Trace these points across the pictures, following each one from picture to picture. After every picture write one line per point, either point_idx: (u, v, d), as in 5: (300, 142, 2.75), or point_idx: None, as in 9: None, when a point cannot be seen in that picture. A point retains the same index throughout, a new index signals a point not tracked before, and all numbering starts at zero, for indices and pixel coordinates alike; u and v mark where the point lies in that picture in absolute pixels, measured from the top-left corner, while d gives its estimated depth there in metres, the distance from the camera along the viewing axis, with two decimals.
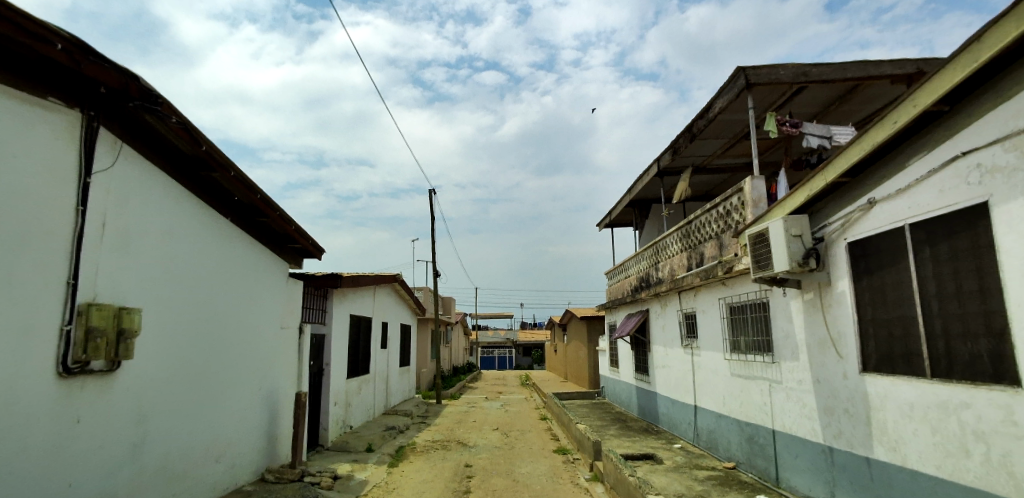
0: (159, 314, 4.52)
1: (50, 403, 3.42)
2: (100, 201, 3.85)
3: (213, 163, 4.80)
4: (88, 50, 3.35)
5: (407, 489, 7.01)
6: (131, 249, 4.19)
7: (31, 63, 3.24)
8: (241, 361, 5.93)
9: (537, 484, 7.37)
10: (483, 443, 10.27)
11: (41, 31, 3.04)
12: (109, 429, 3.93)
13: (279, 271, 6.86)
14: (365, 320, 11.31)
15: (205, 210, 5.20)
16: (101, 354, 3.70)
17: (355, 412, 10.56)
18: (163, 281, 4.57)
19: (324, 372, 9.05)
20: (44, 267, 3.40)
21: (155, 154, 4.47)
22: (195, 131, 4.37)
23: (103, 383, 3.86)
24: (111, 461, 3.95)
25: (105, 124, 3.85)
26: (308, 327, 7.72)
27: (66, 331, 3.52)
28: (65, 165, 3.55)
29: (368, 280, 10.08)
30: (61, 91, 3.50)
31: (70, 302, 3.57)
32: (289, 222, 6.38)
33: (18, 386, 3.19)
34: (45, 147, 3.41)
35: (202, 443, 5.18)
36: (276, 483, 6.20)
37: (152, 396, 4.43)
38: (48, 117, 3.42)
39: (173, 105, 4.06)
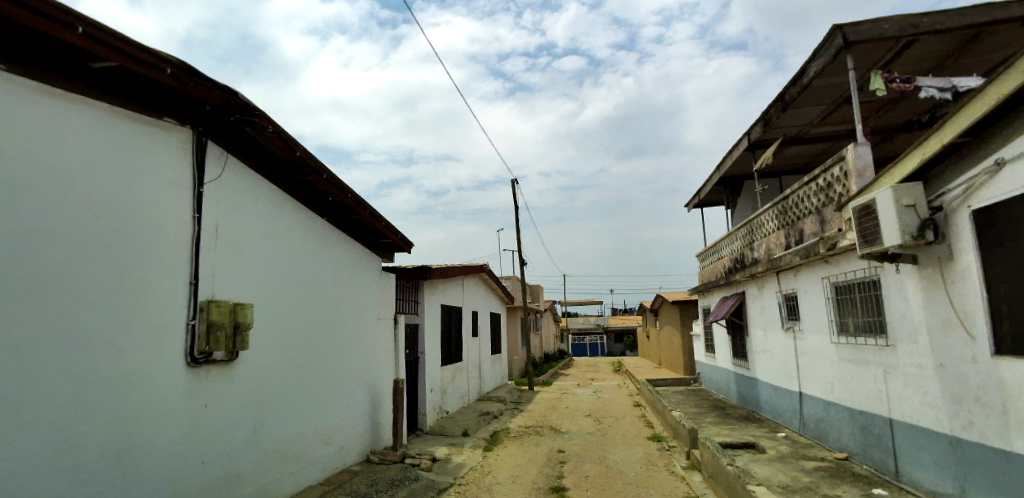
0: (268, 310, 4.98)
1: (182, 391, 3.93)
2: (213, 209, 4.34)
3: (307, 168, 5.20)
4: (192, 73, 3.80)
5: (503, 472, 7.24)
6: (243, 255, 4.69)
7: (146, 89, 3.70)
8: (345, 352, 6.41)
9: (631, 472, 7.31)
10: (575, 429, 10.34)
11: (154, 59, 3.50)
12: (232, 414, 4.44)
13: (372, 265, 7.31)
14: (456, 310, 11.72)
15: (304, 212, 5.66)
16: (221, 346, 4.19)
17: (451, 398, 11.05)
18: (270, 280, 5.04)
19: (420, 360, 9.51)
20: (166, 269, 3.87)
21: (258, 165, 4.93)
22: (289, 138, 4.79)
23: (225, 371, 4.37)
24: (235, 442, 4.46)
25: (213, 139, 4.32)
26: (402, 317, 8.15)
27: (191, 325, 4.01)
28: (183, 177, 4.04)
29: (455, 271, 10.45)
30: (174, 112, 3.96)
31: (193, 300, 4.05)
32: (379, 219, 6.78)
33: (155, 376, 3.71)
34: (166, 163, 3.90)
35: (313, 427, 5.67)
36: (381, 464, 6.67)
37: (267, 384, 4.92)
38: (165, 135, 3.90)
39: (269, 116, 4.48)
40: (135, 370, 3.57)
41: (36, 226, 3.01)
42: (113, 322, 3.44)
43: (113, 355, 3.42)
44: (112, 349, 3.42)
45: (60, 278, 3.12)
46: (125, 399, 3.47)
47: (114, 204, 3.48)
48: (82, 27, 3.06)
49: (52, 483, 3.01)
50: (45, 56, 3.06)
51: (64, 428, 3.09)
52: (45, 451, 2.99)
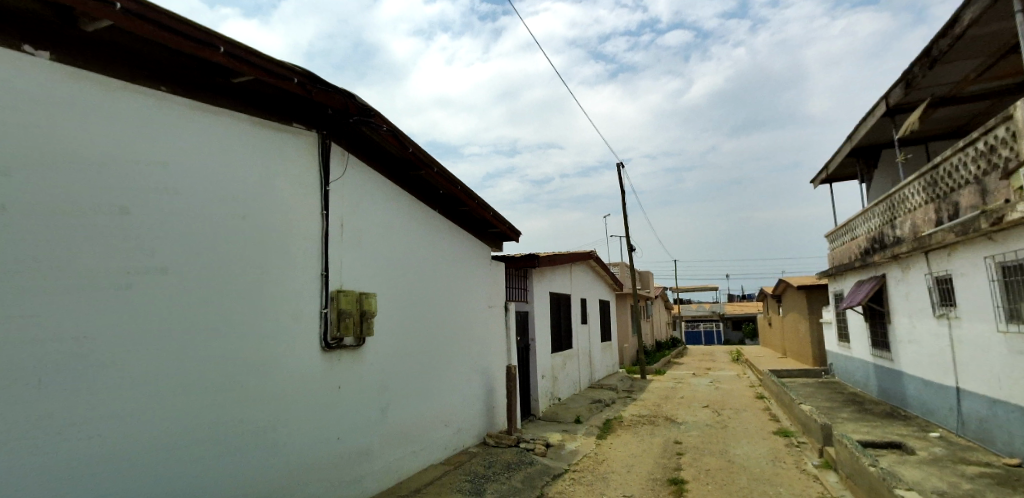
0: (390, 300, 5.39)
1: (318, 372, 4.40)
2: (338, 206, 4.76)
3: (419, 163, 5.51)
4: (316, 80, 4.19)
5: (617, 461, 7.20)
6: (366, 248, 5.10)
7: (277, 98, 4.15)
8: (460, 338, 6.74)
9: (755, 467, 6.91)
10: (692, 420, 9.97)
11: (283, 71, 3.91)
12: (361, 394, 4.88)
13: (483, 254, 7.58)
14: (564, 298, 11.79)
15: (418, 206, 6.01)
16: (350, 332, 4.62)
17: (563, 385, 11.17)
18: (391, 271, 5.44)
19: (531, 346, 9.70)
20: (301, 262, 4.33)
21: (377, 162, 5.31)
22: (402, 135, 5.10)
23: (353, 355, 4.80)
24: (364, 420, 4.91)
25: (336, 140, 4.73)
26: (512, 305, 8.36)
27: (323, 313, 4.47)
28: (311, 178, 4.48)
29: (563, 259, 10.49)
30: (302, 118, 4.40)
31: (324, 290, 4.50)
32: (487, 209, 7.00)
33: (294, 359, 4.19)
34: (297, 166, 4.34)
35: (433, 409, 6.05)
36: (497, 447, 6.95)
37: (391, 368, 5.34)
38: (295, 139, 4.34)
39: (383, 116, 4.81)
40: (277, 351, 4.06)
41: (194, 228, 3.52)
42: (258, 309, 3.93)
43: (260, 339, 3.92)
44: (257, 334, 3.91)
45: (215, 272, 3.64)
46: (270, 377, 3.98)
47: (256, 205, 3.96)
48: (223, 47, 3.50)
49: (213, 447, 3.55)
50: (194, 76, 3.57)
51: (223, 401, 3.63)
52: (207, 420, 3.52)
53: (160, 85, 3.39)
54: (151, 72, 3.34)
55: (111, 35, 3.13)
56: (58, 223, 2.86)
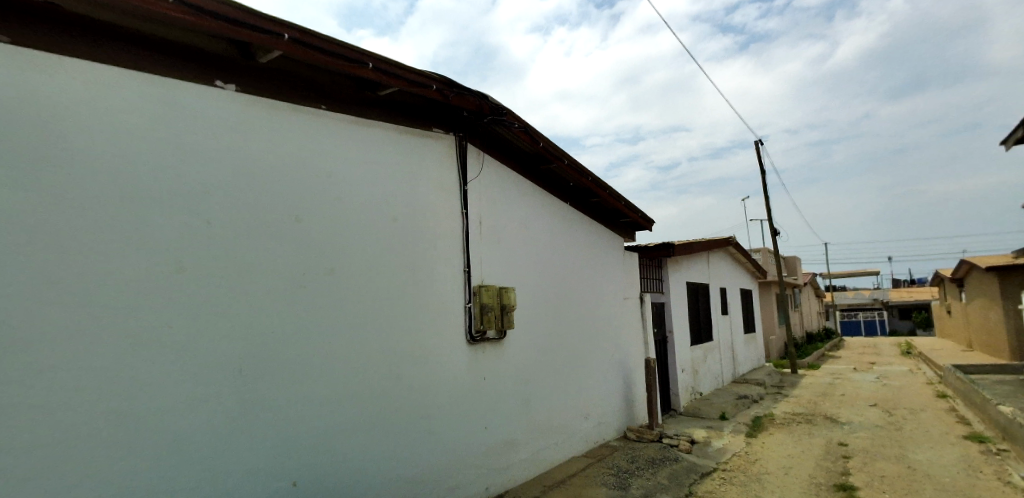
0: (528, 293, 5.49)
1: (466, 363, 4.62)
2: (477, 204, 4.95)
3: (550, 157, 5.54)
4: (452, 85, 4.38)
5: (771, 462, 6.66)
6: (504, 243, 5.25)
7: (418, 105, 4.41)
8: (597, 330, 6.68)
9: (944, 477, 5.97)
10: (859, 420, 8.89)
11: (422, 79, 4.14)
12: (505, 386, 5.04)
13: (615, 245, 7.43)
14: (702, 287, 11.16)
15: (551, 200, 6.04)
16: (493, 325, 4.78)
17: (704, 379, 10.61)
18: (528, 265, 5.54)
19: (669, 339, 9.33)
20: (446, 260, 4.57)
21: (509, 159, 5.43)
22: (533, 131, 5.15)
23: (497, 348, 4.97)
24: (510, 410, 5.07)
25: (471, 141, 4.92)
26: (648, 296, 8.10)
27: (468, 308, 4.68)
28: (451, 179, 4.70)
29: (699, 246, 9.94)
30: (440, 123, 4.64)
31: (468, 285, 4.71)
32: (619, 199, 6.85)
33: (444, 351, 4.44)
34: (438, 168, 4.58)
35: (574, 401, 6.07)
36: (638, 442, 6.80)
37: (532, 361, 5.44)
38: (435, 144, 4.58)
39: (514, 114, 4.90)
40: (429, 344, 4.33)
41: (354, 232, 3.87)
42: (410, 305, 4.22)
43: (413, 333, 4.21)
44: (411, 328, 4.20)
45: (372, 272, 3.97)
46: (424, 368, 4.26)
47: (404, 207, 4.25)
48: (371, 63, 3.79)
49: (379, 432, 3.89)
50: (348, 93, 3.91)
51: (386, 389, 3.96)
52: (374, 407, 3.87)
53: (321, 104, 3.77)
54: (312, 93, 3.73)
55: (280, 63, 3.53)
56: (249, 235, 3.30)
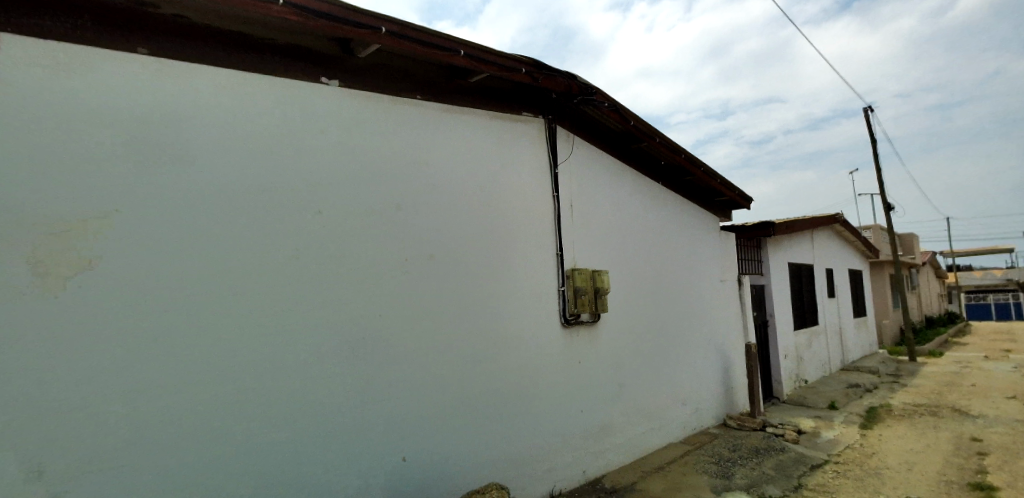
0: (621, 276, 5.38)
1: (561, 347, 4.62)
2: (567, 187, 4.89)
3: (641, 135, 5.36)
4: (541, 67, 4.34)
5: (892, 456, 6.12)
6: (595, 226, 5.16)
7: (506, 90, 4.42)
8: (693, 314, 6.43)
9: None
10: (995, 414, 7.95)
11: (512, 63, 4.13)
12: (600, 370, 4.99)
13: (711, 225, 7.09)
14: (806, 269, 10.42)
15: (642, 180, 5.86)
16: (586, 308, 4.73)
17: (808, 366, 9.95)
18: (620, 247, 5.42)
19: (770, 323, 8.81)
20: (539, 243, 4.56)
21: (599, 140, 5.32)
22: (624, 109, 5.01)
23: (591, 331, 4.93)
24: (605, 394, 5.02)
25: (560, 123, 4.86)
26: (747, 278, 7.68)
27: (561, 291, 4.65)
28: (541, 162, 4.67)
29: (802, 225, 9.26)
30: (529, 106, 4.62)
31: (561, 269, 4.69)
32: (714, 176, 6.52)
33: (539, 335, 4.46)
34: (529, 152, 4.57)
35: (670, 386, 5.90)
36: (739, 430, 6.51)
37: (627, 344, 5.34)
38: (525, 127, 4.57)
39: (604, 93, 4.78)
40: (525, 327, 4.36)
41: (451, 218, 3.93)
42: (505, 289, 4.25)
43: (509, 316, 4.26)
44: (507, 311, 4.24)
45: (469, 256, 4.03)
46: (520, 351, 4.30)
47: (496, 192, 4.28)
48: (463, 50, 3.82)
49: (479, 413, 3.99)
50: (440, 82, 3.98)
51: (485, 371, 4.04)
52: (474, 388, 3.96)
53: (416, 94, 3.86)
54: (407, 83, 3.82)
55: (377, 57, 3.65)
56: (356, 223, 3.44)
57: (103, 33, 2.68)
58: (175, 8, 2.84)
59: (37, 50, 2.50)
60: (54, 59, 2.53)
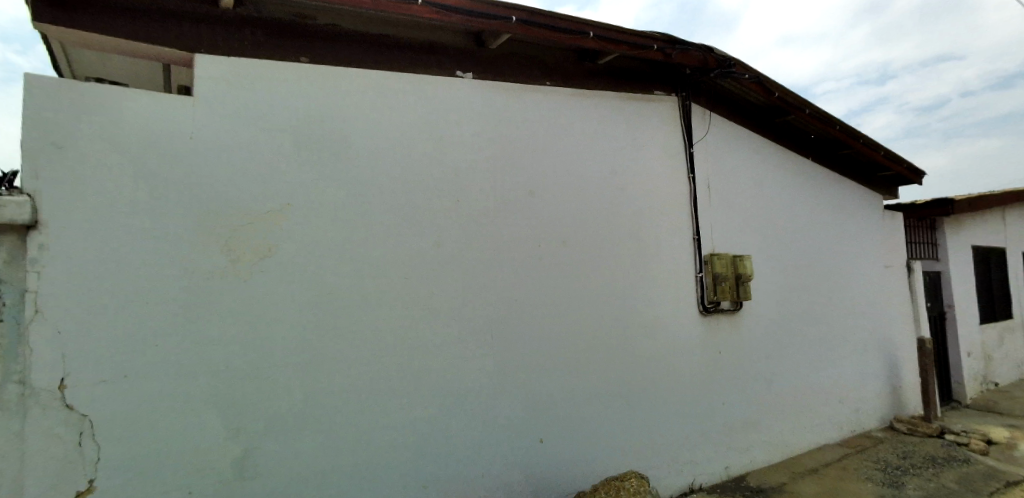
0: (766, 262, 4.98)
1: (699, 336, 4.40)
2: (704, 167, 4.62)
3: (787, 107, 4.90)
4: (675, 42, 4.13)
5: None
6: (736, 208, 4.82)
7: (637, 69, 4.28)
8: (851, 304, 5.77)
9: None
10: None
11: (643, 41, 3.98)
12: (744, 361, 4.68)
13: (872, 204, 6.29)
14: (995, 252, 8.84)
15: (789, 156, 5.36)
16: (727, 296, 4.44)
17: (1000, 367, 8.47)
18: (764, 230, 5.01)
19: (948, 316, 7.62)
20: (675, 227, 4.37)
21: (738, 115, 4.96)
22: (767, 80, 4.61)
23: (732, 320, 4.63)
24: (749, 388, 4.70)
25: (694, 100, 4.61)
26: (918, 263, 6.70)
27: (699, 278, 4.42)
28: (676, 143, 4.45)
29: (992, 200, 7.85)
30: (661, 85, 4.43)
31: (698, 255, 4.45)
32: (876, 148, 5.77)
33: (676, 323, 4.28)
34: (662, 133, 4.38)
35: (825, 383, 5.36)
36: (910, 436, 5.74)
37: (774, 335, 4.94)
38: (657, 107, 4.39)
39: (745, 64, 4.43)
40: (662, 315, 4.21)
41: (584, 203, 3.91)
42: (639, 275, 4.13)
43: (645, 303, 4.14)
44: (642, 298, 4.13)
45: (602, 242, 3.97)
46: (657, 339, 4.16)
47: (629, 176, 4.16)
48: (593, 31, 3.75)
49: (615, 400, 3.94)
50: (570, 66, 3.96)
51: (620, 359, 3.97)
52: (609, 375, 3.92)
53: (547, 80, 3.88)
54: (537, 70, 3.85)
55: (509, 46, 3.72)
56: (493, 210, 3.55)
57: (273, 48, 3.00)
58: (331, 18, 3.15)
59: (223, 68, 2.83)
60: (236, 75, 2.85)
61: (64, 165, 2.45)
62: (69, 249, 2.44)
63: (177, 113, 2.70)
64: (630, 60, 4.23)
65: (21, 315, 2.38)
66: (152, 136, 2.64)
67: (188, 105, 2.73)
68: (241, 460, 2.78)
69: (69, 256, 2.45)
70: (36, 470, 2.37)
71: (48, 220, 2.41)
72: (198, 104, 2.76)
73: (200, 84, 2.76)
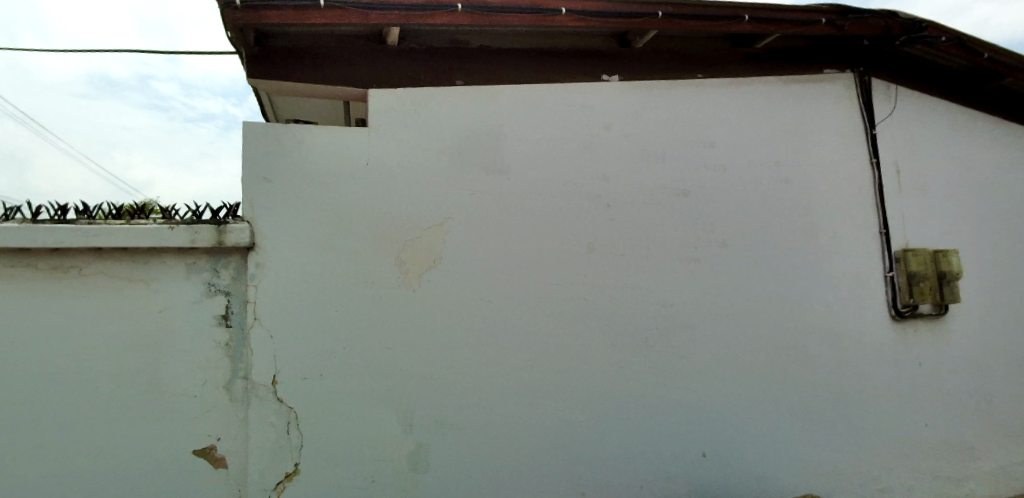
0: (978, 256, 4.16)
1: (891, 344, 3.81)
2: (890, 150, 4.01)
3: (1001, 69, 4.06)
4: (848, 12, 3.64)
5: None
6: (934, 194, 4.10)
7: (801, 48, 3.87)
8: None
9: None
10: None
11: (809, 15, 3.57)
12: (952, 375, 3.95)
13: None
14: None
15: (1006, 128, 4.43)
16: (927, 298, 3.78)
17: None
18: (974, 219, 4.19)
19: None
20: (855, 220, 3.83)
21: (934, 86, 4.22)
22: (973, 41, 3.85)
23: (935, 327, 3.93)
24: (961, 406, 3.95)
25: (874, 74, 4.03)
26: None
27: (889, 277, 3.83)
28: (852, 124, 3.91)
29: None
30: (831, 62, 3.94)
31: (886, 251, 3.85)
32: None
33: (861, 329, 3.75)
34: (834, 115, 3.88)
35: None
36: None
37: (993, 344, 4.10)
38: (828, 87, 3.90)
39: (941, 25, 3.76)
40: (842, 320, 3.72)
41: (743, 200, 3.61)
42: (815, 276, 3.69)
43: (821, 307, 3.69)
44: (817, 301, 3.68)
45: (769, 241, 3.62)
46: (837, 348, 3.68)
47: (797, 165, 3.75)
48: (748, 14, 3.47)
49: (788, 414, 3.57)
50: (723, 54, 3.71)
51: (793, 369, 3.59)
52: (780, 387, 3.56)
53: (697, 73, 3.67)
54: (687, 64, 3.67)
55: (655, 42, 3.61)
56: (643, 213, 3.44)
57: (432, 75, 3.25)
58: (483, 39, 3.36)
59: (390, 98, 3.12)
60: (403, 103, 3.14)
61: (273, 194, 2.90)
62: (279, 265, 2.88)
63: (354, 142, 3.04)
64: (795, 40, 3.82)
65: (245, 320, 2.86)
66: (337, 164, 3.00)
67: (364, 135, 3.05)
68: (417, 453, 3.04)
69: (279, 271, 2.88)
70: (260, 451, 2.82)
71: (262, 241, 2.86)
72: (372, 133, 3.07)
73: (373, 115, 3.10)
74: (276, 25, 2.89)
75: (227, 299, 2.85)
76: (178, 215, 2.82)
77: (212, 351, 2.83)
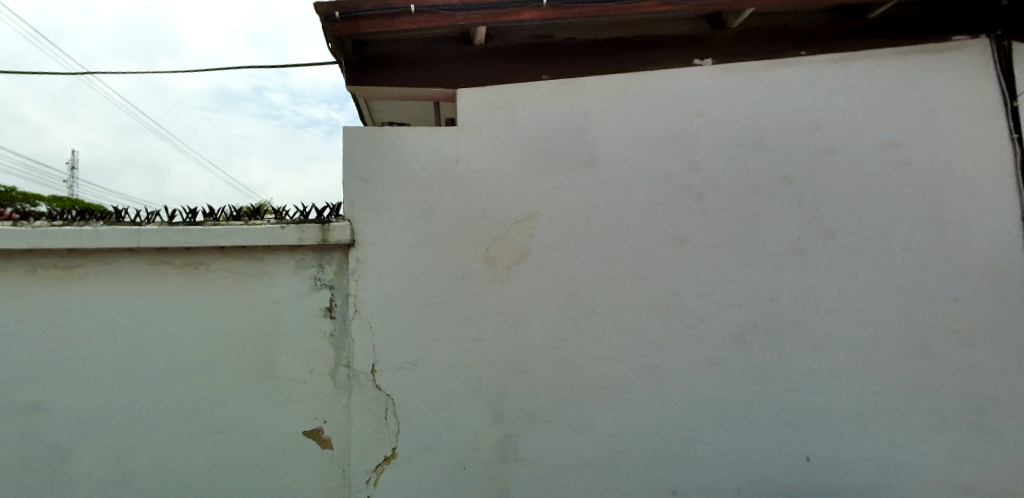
0: None
1: None
2: None
3: None
4: None
5: None
6: None
7: (922, 15, 3.48)
8: None
9: None
10: None
11: None
12: None
13: None
14: None
15: None
16: None
17: None
18: None
19: None
20: (993, 204, 3.35)
21: None
22: None
23: None
24: None
25: (1019, 38, 3.48)
26: None
27: None
28: (991, 96, 3.42)
29: None
30: (962, 27, 3.48)
31: None
32: None
33: (1001, 329, 3.29)
34: (968, 87, 3.42)
35: None
36: None
37: None
38: (958, 55, 3.44)
39: None
40: (976, 318, 3.29)
41: (852, 185, 3.31)
42: (943, 268, 3.30)
43: (948, 303, 3.29)
44: (943, 296, 3.29)
45: (883, 231, 3.29)
46: (969, 348, 3.27)
47: (921, 145, 3.36)
48: None
49: (906, 420, 3.25)
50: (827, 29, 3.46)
51: (913, 371, 3.25)
52: (896, 390, 3.25)
53: (800, 51, 3.41)
54: (787, 41, 3.43)
55: (748, 21, 3.44)
56: (738, 203, 3.25)
57: (519, 71, 3.30)
58: (568, 33, 3.36)
59: (477, 96, 3.20)
60: (490, 101, 3.20)
61: (371, 193, 3.07)
62: (376, 261, 3.05)
63: (442, 141, 3.14)
64: (916, 5, 3.44)
65: (347, 312, 3.07)
66: (427, 163, 3.11)
67: (453, 134, 3.14)
68: (505, 444, 3.10)
69: (377, 266, 3.05)
70: (362, 434, 3.02)
71: (361, 238, 3.04)
72: (461, 132, 3.16)
73: (461, 114, 3.19)
74: (372, 34, 3.06)
75: (331, 292, 3.07)
76: (289, 215, 3.06)
77: (319, 340, 3.05)
